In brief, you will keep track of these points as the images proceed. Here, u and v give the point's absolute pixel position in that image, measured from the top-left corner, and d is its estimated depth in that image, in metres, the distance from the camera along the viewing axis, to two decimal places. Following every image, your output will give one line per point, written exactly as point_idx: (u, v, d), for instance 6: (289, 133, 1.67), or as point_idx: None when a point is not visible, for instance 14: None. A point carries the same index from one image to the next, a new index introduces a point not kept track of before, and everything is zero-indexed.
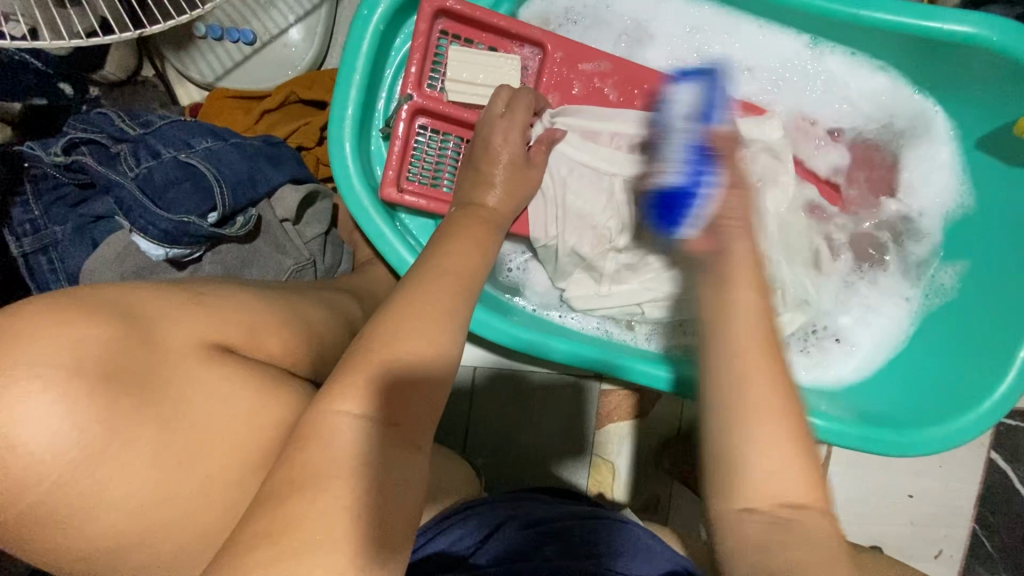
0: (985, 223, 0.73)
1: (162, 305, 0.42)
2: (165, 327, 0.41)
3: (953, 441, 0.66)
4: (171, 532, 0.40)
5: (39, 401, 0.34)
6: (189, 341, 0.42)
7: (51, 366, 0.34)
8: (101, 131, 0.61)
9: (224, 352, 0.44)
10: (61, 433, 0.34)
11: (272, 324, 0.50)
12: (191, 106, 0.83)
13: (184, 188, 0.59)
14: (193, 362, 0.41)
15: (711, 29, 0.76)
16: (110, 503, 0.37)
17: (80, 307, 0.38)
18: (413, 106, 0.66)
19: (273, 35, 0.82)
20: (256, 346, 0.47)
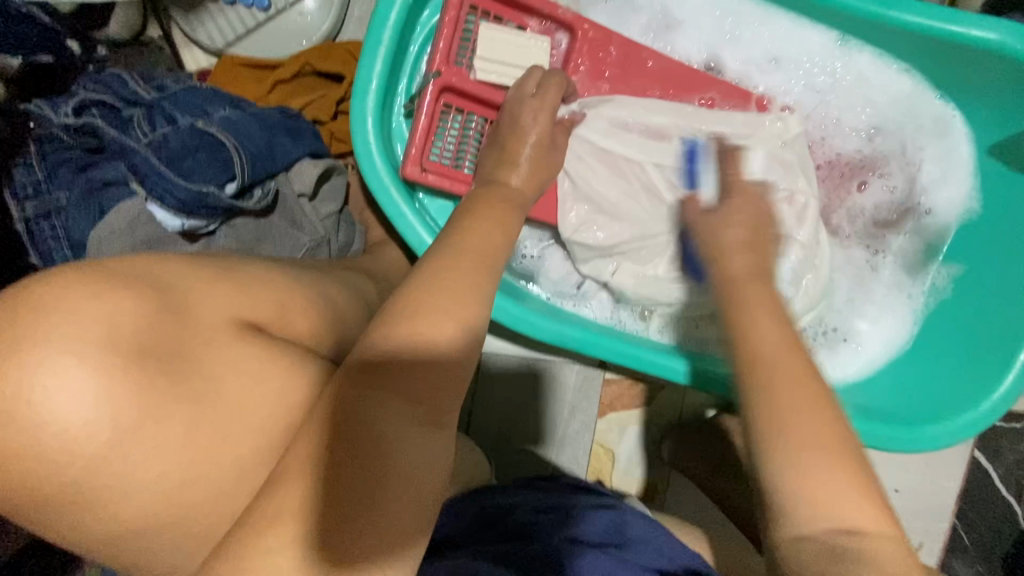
0: (991, 228, 0.75)
1: (195, 277, 0.42)
2: (201, 301, 0.41)
3: (951, 440, 0.68)
4: (197, 511, 0.39)
5: (75, 371, 0.34)
6: (221, 316, 0.42)
7: (85, 338, 0.34)
8: (112, 93, 0.58)
9: (257, 330, 0.44)
10: (96, 405, 0.34)
11: (301, 304, 0.50)
12: (199, 71, 0.80)
13: (200, 157, 0.56)
14: (226, 337, 0.41)
15: (739, 20, 0.75)
16: (142, 477, 0.37)
17: (111, 278, 0.37)
18: (439, 82, 0.64)
19: (289, 2, 0.79)
20: (288, 324, 0.48)
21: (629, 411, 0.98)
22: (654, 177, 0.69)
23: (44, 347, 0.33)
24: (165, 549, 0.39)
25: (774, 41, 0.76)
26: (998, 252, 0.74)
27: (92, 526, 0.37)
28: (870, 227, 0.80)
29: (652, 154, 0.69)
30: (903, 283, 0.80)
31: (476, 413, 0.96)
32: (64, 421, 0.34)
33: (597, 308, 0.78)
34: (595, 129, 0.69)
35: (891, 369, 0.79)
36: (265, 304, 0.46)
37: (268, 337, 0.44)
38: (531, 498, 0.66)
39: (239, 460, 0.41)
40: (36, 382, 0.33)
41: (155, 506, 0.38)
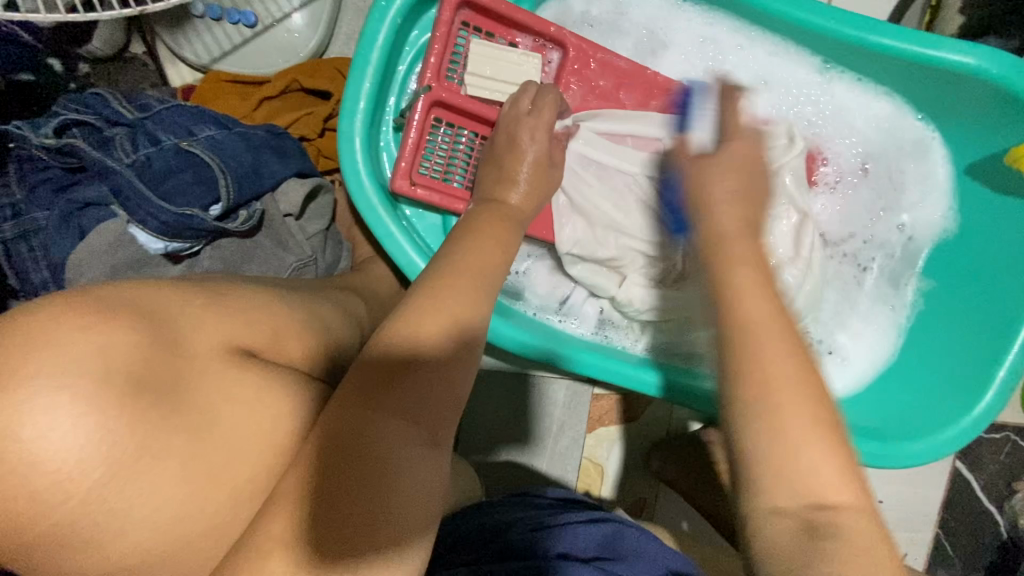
0: (975, 245, 0.76)
1: (182, 304, 0.41)
2: (188, 331, 0.40)
3: (934, 455, 0.70)
4: (186, 555, 0.38)
5: (58, 412, 0.32)
6: (211, 343, 0.41)
7: (72, 375, 0.33)
8: (96, 113, 0.57)
9: (247, 357, 0.43)
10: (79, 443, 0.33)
11: (293, 327, 0.50)
12: (184, 88, 0.78)
13: (185, 178, 0.56)
14: (215, 366, 0.40)
15: (726, 41, 0.76)
16: (131, 516, 0.35)
17: (96, 312, 0.36)
18: (430, 98, 0.64)
19: (276, 19, 0.79)
20: (278, 350, 0.47)
21: (618, 425, 0.98)
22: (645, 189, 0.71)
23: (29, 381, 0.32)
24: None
25: (762, 62, 0.76)
26: (980, 268, 0.75)
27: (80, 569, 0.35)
28: (852, 240, 0.82)
29: (646, 164, 0.71)
30: (888, 296, 0.81)
31: (466, 430, 0.96)
32: (58, 458, 0.33)
33: (584, 323, 0.78)
34: (589, 143, 0.70)
35: (879, 384, 0.81)
36: (252, 330, 0.45)
37: (259, 363, 0.43)
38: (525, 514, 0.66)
39: (232, 495, 0.39)
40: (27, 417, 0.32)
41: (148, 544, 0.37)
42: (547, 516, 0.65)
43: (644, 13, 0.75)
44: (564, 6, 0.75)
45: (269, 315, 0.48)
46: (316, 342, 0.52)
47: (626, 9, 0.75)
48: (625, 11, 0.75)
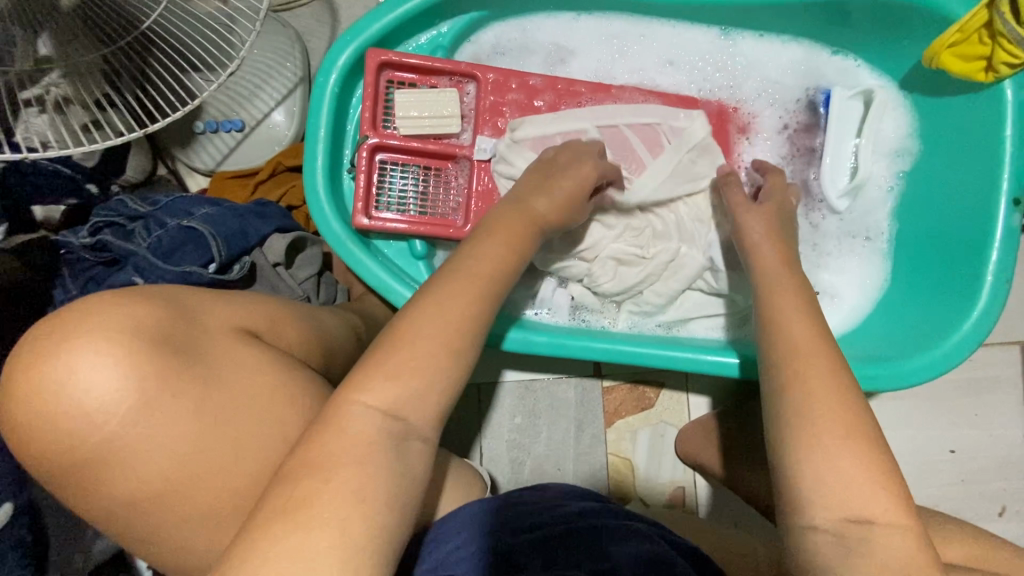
0: (932, 159, 0.77)
1: (204, 300, 0.54)
2: (204, 315, 0.53)
3: (943, 367, 0.69)
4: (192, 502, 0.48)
5: (102, 360, 0.45)
6: (218, 326, 0.53)
7: (113, 336, 0.46)
8: (118, 213, 0.73)
9: (248, 335, 0.54)
10: (109, 385, 0.45)
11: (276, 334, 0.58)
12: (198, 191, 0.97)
13: (187, 248, 0.70)
14: (225, 344, 0.52)
15: (628, 36, 0.83)
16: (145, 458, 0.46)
17: (132, 300, 0.49)
18: (372, 145, 0.75)
19: (258, 120, 0.95)
20: (277, 335, 0.58)
21: (636, 415, 1.01)
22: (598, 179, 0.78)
23: (85, 337, 0.45)
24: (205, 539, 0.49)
25: (667, 44, 0.82)
26: (948, 181, 0.75)
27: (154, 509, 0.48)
28: (807, 181, 0.82)
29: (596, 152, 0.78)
30: (862, 226, 0.82)
31: (486, 450, 1.00)
32: (96, 398, 0.45)
33: (557, 311, 0.83)
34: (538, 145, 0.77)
35: (879, 311, 0.80)
36: (255, 317, 0.56)
37: (261, 344, 0.54)
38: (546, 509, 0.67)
39: (222, 459, 0.48)
40: (81, 361, 0.45)
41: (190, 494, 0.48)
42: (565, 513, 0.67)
43: (547, 33, 0.83)
44: (476, 45, 0.83)
45: (269, 314, 0.58)
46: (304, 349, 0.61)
47: (530, 32, 0.83)
48: (530, 33, 0.83)
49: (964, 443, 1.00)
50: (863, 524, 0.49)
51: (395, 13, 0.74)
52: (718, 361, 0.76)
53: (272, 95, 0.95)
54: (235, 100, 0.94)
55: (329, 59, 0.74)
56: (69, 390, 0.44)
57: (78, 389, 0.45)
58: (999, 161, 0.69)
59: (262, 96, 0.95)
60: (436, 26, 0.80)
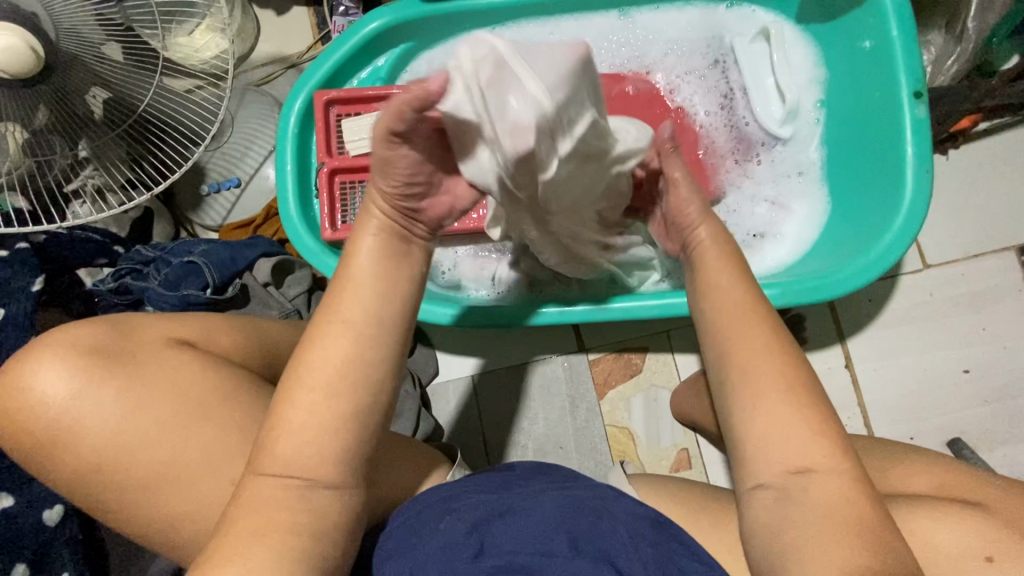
0: (841, 79, 0.82)
1: (138, 319, 0.61)
2: (145, 328, 0.59)
3: (884, 264, 0.70)
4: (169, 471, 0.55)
5: (59, 370, 0.54)
6: (159, 338, 0.59)
7: (67, 353, 0.54)
8: (134, 261, 0.87)
9: (186, 344, 0.60)
10: (69, 387, 0.54)
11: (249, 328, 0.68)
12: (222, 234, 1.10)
13: (188, 278, 0.83)
14: (165, 347, 0.58)
15: (538, 35, 0.92)
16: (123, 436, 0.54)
17: (82, 322, 0.58)
18: (329, 168, 0.88)
19: (252, 175, 1.12)
20: (210, 341, 0.63)
21: (627, 383, 1.03)
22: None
23: (46, 353, 0.54)
24: (184, 506, 0.55)
25: (574, 33, 0.91)
26: (857, 100, 0.79)
27: (139, 484, 0.54)
28: (732, 126, 0.88)
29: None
30: (794, 161, 0.86)
31: (489, 438, 1.04)
32: (62, 400, 0.53)
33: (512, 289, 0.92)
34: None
35: (826, 232, 0.82)
36: (192, 326, 0.62)
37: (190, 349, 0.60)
38: (525, 512, 0.63)
39: (192, 428, 0.55)
40: (44, 375, 0.54)
41: (173, 463, 0.55)
42: (541, 515, 0.62)
43: None
44: (411, 72, 0.96)
45: (239, 317, 0.68)
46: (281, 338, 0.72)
47: (455, 51, 0.95)
48: (455, 52, 0.95)
49: (976, 361, 0.95)
50: (802, 473, 0.52)
51: (335, 57, 0.89)
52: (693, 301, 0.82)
53: (260, 153, 1.12)
54: (231, 163, 1.11)
55: (287, 105, 0.89)
56: (39, 396, 0.53)
57: (46, 397, 0.53)
58: (892, 62, 0.73)
59: (253, 155, 1.11)
60: (373, 62, 0.94)
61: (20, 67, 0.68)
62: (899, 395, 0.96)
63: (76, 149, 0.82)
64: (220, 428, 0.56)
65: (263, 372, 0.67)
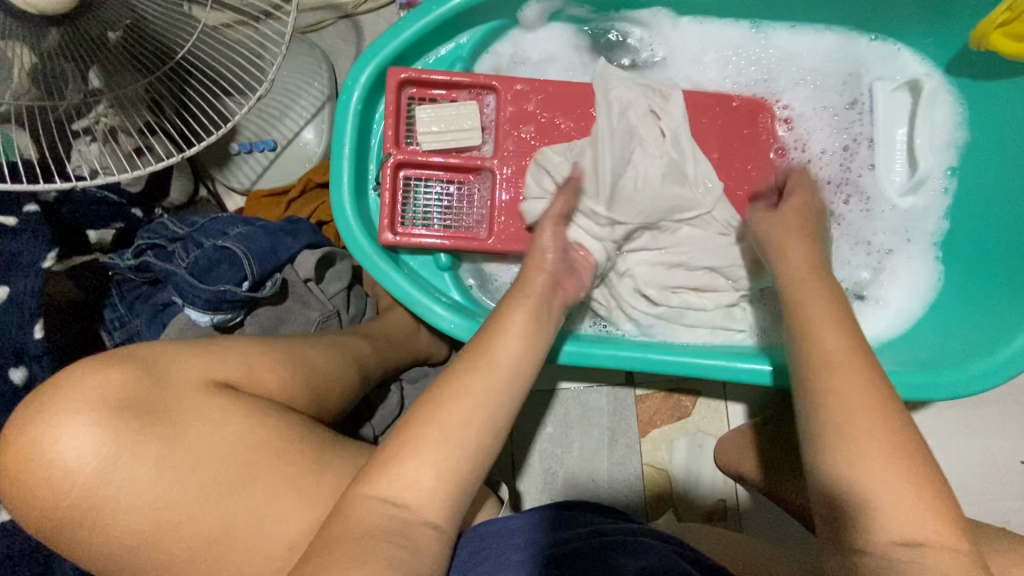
0: (993, 148, 0.73)
1: (175, 351, 0.53)
2: (175, 368, 0.52)
3: (1012, 372, 0.62)
4: (196, 528, 0.48)
5: (76, 428, 0.46)
6: (191, 379, 0.52)
7: (83, 404, 0.47)
8: (160, 235, 0.76)
9: (225, 388, 0.53)
10: (88, 449, 0.46)
11: (284, 355, 0.58)
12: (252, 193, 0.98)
13: (223, 268, 0.72)
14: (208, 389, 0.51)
15: (654, 34, 0.81)
16: (149, 490, 0.47)
17: (104, 362, 0.50)
18: (395, 161, 0.77)
19: (289, 139, 0.98)
20: (255, 382, 0.55)
21: (672, 424, 0.98)
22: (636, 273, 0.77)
23: (59, 406, 0.47)
24: (229, 568, 0.48)
25: (689, 42, 0.81)
26: (1015, 189, 0.70)
27: (183, 542, 0.48)
28: (845, 177, 0.79)
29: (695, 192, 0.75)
30: (909, 227, 0.78)
31: (520, 460, 0.98)
32: (79, 460, 0.46)
33: None
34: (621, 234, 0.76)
35: (933, 314, 0.74)
36: (242, 360, 0.55)
37: (236, 393, 0.53)
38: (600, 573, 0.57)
39: (230, 482, 0.49)
40: (62, 433, 0.46)
41: (225, 520, 0.48)
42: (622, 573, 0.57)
43: (569, 37, 0.83)
44: (495, 55, 0.83)
45: (281, 347, 0.59)
46: (334, 360, 0.63)
47: (553, 39, 0.83)
48: (553, 40, 0.83)
49: None
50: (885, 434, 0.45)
51: (416, 28, 0.76)
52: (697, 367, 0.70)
53: (302, 114, 0.98)
54: (267, 121, 0.98)
55: (351, 78, 0.76)
56: (54, 454, 0.46)
57: (62, 458, 0.46)
58: None
59: (293, 116, 0.98)
60: (455, 38, 0.81)
61: (48, 2, 0.55)
62: (957, 478, 0.91)
63: (88, 81, 0.67)
64: (263, 483, 0.50)
65: (308, 408, 0.59)
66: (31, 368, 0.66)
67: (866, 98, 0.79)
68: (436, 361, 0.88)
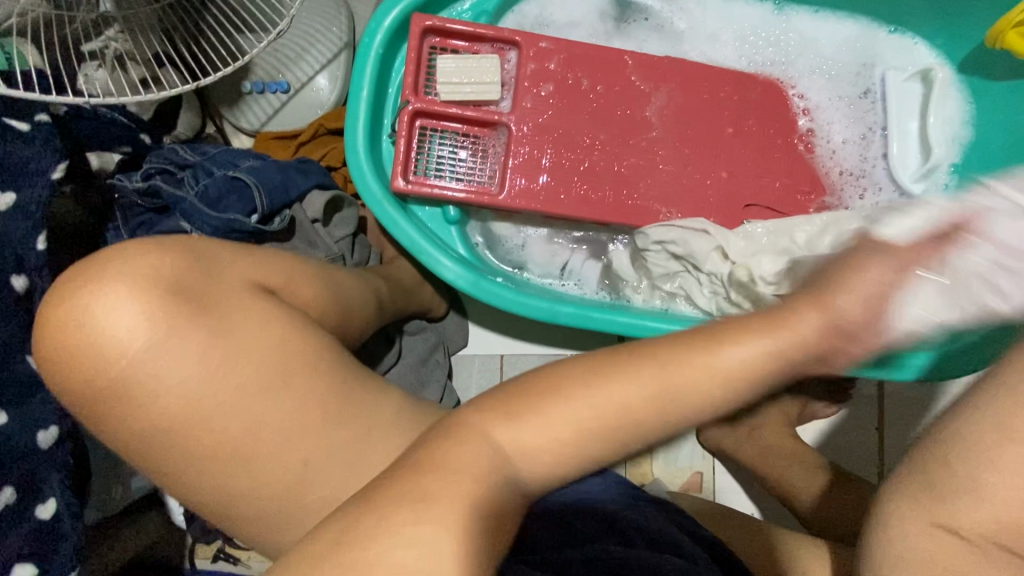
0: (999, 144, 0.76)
1: (210, 247, 0.54)
2: (223, 265, 0.53)
3: None
4: (198, 435, 0.49)
5: (132, 295, 0.47)
6: (241, 279, 0.53)
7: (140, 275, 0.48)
8: (169, 161, 0.75)
9: (268, 293, 0.54)
10: (142, 317, 0.47)
11: (305, 276, 0.58)
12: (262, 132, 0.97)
13: (232, 199, 0.72)
14: (235, 296, 0.51)
15: (678, 8, 0.82)
16: (150, 395, 0.48)
17: (162, 246, 0.51)
18: (413, 110, 0.77)
19: (303, 82, 0.98)
20: (293, 291, 0.56)
21: None
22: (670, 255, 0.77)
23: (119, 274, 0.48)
24: (238, 471, 0.50)
25: (711, 19, 0.82)
26: None
27: (192, 443, 0.49)
28: (859, 166, 0.81)
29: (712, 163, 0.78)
30: None
31: None
32: (132, 326, 0.47)
33: (584, 282, 0.85)
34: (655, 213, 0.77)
35: None
36: (274, 271, 0.56)
37: (272, 297, 0.53)
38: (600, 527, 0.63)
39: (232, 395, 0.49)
40: (116, 298, 0.47)
41: (233, 426, 0.50)
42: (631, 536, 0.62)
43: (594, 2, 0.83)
44: (520, 13, 0.83)
45: (312, 264, 0.61)
46: (351, 293, 0.63)
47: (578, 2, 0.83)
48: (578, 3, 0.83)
49: None
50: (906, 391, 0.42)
51: None
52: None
53: (318, 59, 0.98)
54: (282, 62, 0.97)
55: (375, 20, 0.75)
56: (104, 317, 0.47)
57: (115, 321, 0.47)
58: None
59: (309, 60, 0.97)
60: None
61: None
62: None
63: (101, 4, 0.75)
64: (265, 400, 0.50)
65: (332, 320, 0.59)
66: (34, 278, 0.64)
67: (882, 87, 0.81)
68: (435, 317, 0.89)
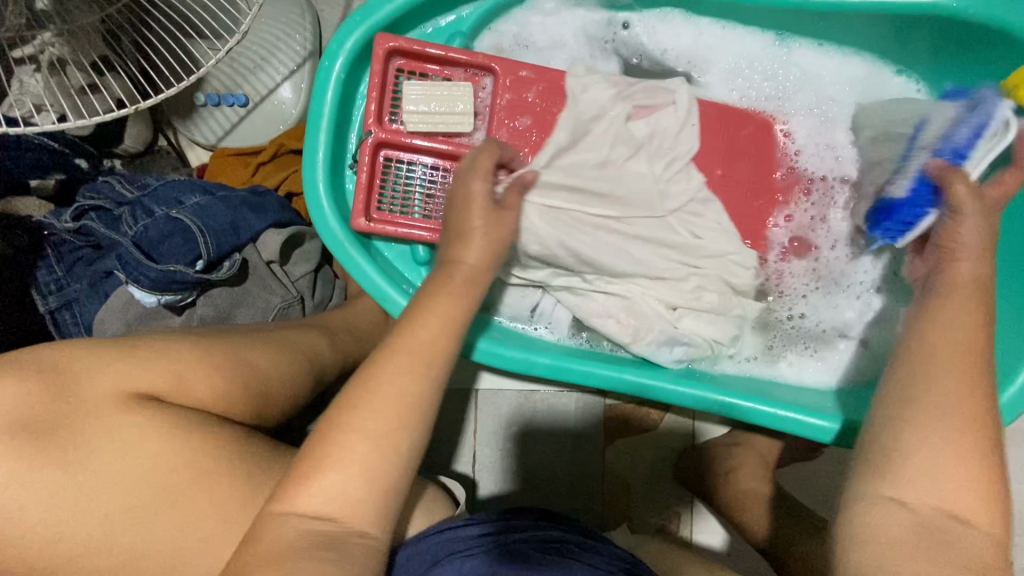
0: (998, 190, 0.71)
1: (87, 361, 0.50)
2: (89, 380, 0.49)
3: None
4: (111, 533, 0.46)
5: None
6: (107, 394, 0.49)
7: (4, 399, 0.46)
8: (106, 197, 0.69)
9: (149, 401, 0.50)
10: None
11: (203, 368, 0.54)
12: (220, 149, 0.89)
13: (175, 241, 0.65)
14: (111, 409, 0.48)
15: (671, 35, 0.75)
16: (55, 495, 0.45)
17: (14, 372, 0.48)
18: (376, 140, 0.70)
19: (264, 95, 0.89)
20: (183, 391, 0.53)
21: (639, 435, 0.95)
22: (626, 308, 0.71)
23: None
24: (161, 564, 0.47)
25: (706, 49, 0.75)
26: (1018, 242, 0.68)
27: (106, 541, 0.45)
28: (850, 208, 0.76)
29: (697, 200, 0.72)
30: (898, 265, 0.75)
31: (478, 457, 0.94)
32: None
33: (556, 327, 0.76)
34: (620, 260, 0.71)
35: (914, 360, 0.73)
36: (157, 372, 0.52)
37: (160, 408, 0.50)
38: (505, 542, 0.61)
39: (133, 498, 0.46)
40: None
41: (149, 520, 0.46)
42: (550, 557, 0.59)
43: (580, 25, 0.76)
44: (498, 33, 0.76)
45: (218, 351, 0.56)
46: (270, 366, 0.60)
47: (562, 25, 0.76)
48: (562, 26, 0.76)
49: None
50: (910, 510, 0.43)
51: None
52: (799, 421, 0.66)
53: (279, 69, 0.89)
54: (240, 73, 0.89)
55: (336, 41, 0.68)
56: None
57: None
58: None
59: (269, 70, 0.89)
60: (457, 10, 0.73)
61: None
62: None
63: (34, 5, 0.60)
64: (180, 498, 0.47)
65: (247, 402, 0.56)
66: None
67: None
68: None
